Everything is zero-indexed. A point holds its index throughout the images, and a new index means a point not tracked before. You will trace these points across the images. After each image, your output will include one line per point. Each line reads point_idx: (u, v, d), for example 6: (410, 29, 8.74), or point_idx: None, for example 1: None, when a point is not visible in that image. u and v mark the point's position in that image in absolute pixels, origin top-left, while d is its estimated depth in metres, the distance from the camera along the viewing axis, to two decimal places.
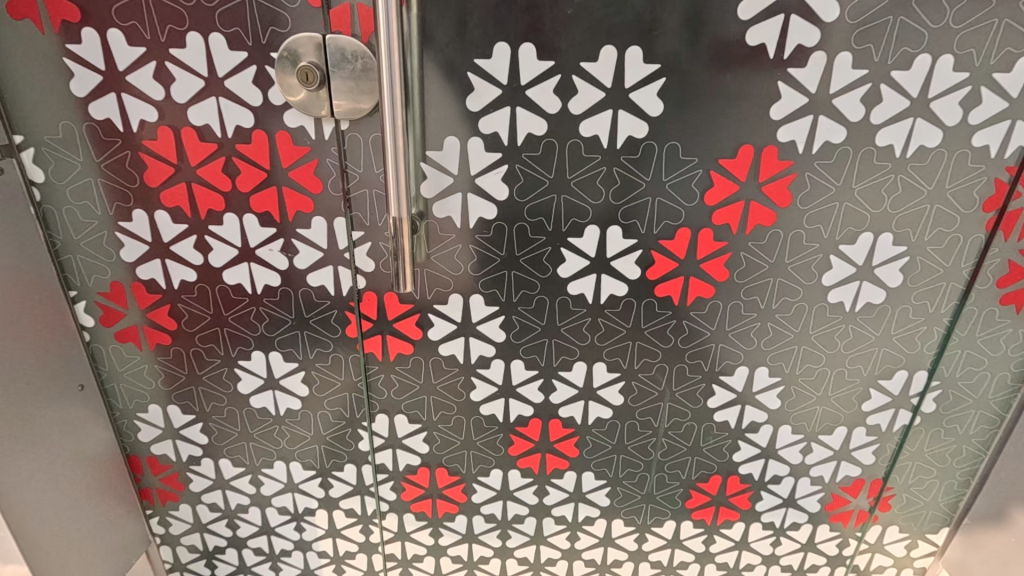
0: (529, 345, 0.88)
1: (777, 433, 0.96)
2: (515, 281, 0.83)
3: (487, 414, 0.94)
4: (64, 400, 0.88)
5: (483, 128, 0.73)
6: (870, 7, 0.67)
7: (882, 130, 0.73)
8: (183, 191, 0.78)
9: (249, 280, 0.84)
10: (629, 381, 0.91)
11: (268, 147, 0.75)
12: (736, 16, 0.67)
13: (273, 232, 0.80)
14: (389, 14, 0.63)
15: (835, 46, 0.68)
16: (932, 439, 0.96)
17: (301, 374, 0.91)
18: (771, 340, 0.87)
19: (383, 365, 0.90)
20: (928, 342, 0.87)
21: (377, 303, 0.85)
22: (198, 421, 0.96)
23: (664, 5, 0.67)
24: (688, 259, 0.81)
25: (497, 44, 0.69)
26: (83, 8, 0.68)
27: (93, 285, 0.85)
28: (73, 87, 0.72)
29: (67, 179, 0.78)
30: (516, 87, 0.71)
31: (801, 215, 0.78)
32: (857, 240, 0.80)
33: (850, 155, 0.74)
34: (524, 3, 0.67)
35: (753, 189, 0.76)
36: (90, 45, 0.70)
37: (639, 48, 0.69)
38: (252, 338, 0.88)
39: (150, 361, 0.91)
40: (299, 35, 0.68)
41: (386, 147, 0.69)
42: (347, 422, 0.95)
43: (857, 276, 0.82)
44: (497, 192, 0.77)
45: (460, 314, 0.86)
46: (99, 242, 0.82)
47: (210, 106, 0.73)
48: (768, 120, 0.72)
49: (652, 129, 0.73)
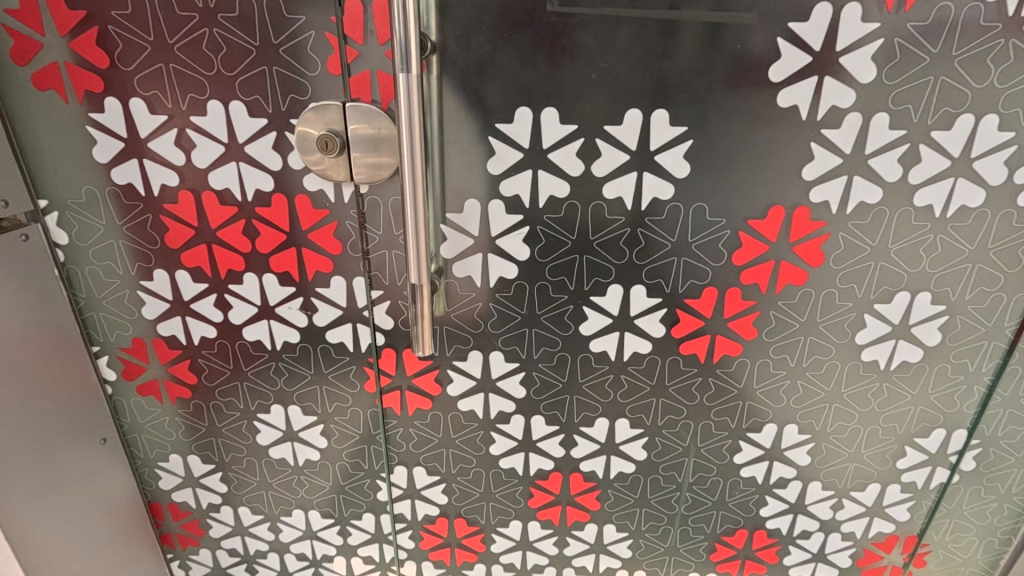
0: (549, 401, 0.86)
1: (806, 489, 0.92)
2: (536, 338, 0.82)
3: (507, 467, 0.92)
4: (86, 453, 0.89)
5: (504, 190, 0.73)
6: (908, 68, 0.64)
7: (921, 190, 0.70)
8: (203, 251, 0.78)
9: (268, 336, 0.83)
10: (652, 436, 0.88)
11: (287, 209, 0.74)
12: (766, 78, 0.65)
13: (292, 291, 0.80)
14: (409, 84, 0.62)
15: (871, 106, 0.66)
16: (971, 496, 0.92)
17: (319, 426, 0.90)
18: (801, 398, 0.84)
19: (402, 419, 0.89)
20: (968, 400, 0.83)
21: (396, 360, 0.84)
22: (218, 470, 0.96)
23: (691, 68, 0.65)
24: (715, 318, 0.79)
25: (519, 108, 0.68)
26: (106, 78, 0.68)
27: (115, 341, 0.85)
28: (96, 154, 0.73)
29: (90, 240, 0.78)
30: (538, 150, 0.70)
31: (834, 275, 0.75)
32: (894, 300, 0.77)
33: (887, 215, 0.71)
34: (546, 68, 0.66)
35: (784, 249, 0.74)
36: (113, 113, 0.70)
37: (664, 111, 0.67)
38: (271, 392, 0.88)
39: (171, 413, 0.91)
40: (320, 103, 0.67)
41: (406, 213, 0.68)
42: (365, 473, 0.94)
43: (893, 335, 0.79)
44: (518, 252, 0.76)
45: (480, 370, 0.84)
46: (121, 300, 0.82)
47: (230, 170, 0.72)
48: (799, 181, 0.70)
49: (678, 190, 0.71)
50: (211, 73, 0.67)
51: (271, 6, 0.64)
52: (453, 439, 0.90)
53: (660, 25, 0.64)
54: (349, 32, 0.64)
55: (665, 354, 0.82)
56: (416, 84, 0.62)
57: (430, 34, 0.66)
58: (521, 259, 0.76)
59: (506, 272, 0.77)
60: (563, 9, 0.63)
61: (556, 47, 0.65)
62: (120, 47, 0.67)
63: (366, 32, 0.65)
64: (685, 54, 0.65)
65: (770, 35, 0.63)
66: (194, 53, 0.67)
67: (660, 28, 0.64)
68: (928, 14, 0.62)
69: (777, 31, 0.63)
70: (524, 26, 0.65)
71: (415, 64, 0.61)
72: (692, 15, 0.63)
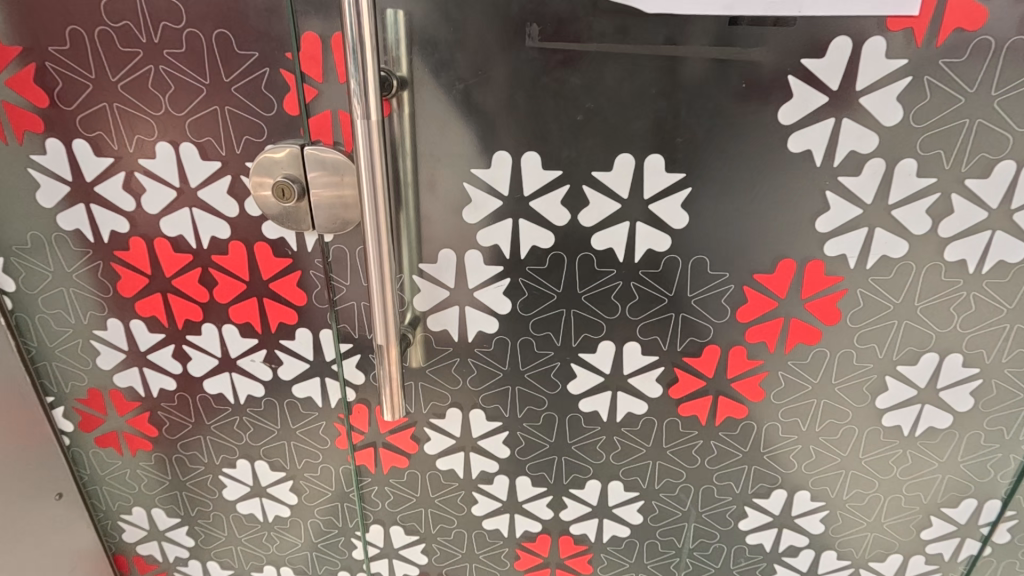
0: (535, 462, 0.79)
1: (820, 558, 0.84)
2: (520, 397, 0.74)
3: (491, 528, 0.85)
4: (40, 508, 0.83)
5: (482, 240, 0.66)
6: (940, 110, 0.56)
7: (952, 244, 0.61)
8: (158, 301, 0.72)
9: (231, 389, 0.77)
10: (649, 500, 0.81)
11: (246, 258, 0.68)
12: (775, 120, 0.57)
13: (254, 343, 0.74)
14: (369, 131, 0.56)
15: (897, 152, 0.58)
16: (1004, 569, 0.83)
17: (288, 482, 0.84)
18: (814, 464, 0.76)
19: (377, 477, 0.82)
20: (1003, 470, 0.74)
21: (368, 417, 0.77)
22: (183, 524, 0.90)
23: (690, 109, 0.58)
24: (718, 377, 0.71)
25: (497, 152, 0.61)
26: (47, 118, 0.63)
27: (70, 391, 0.80)
28: (40, 198, 0.67)
29: (38, 287, 0.73)
30: (519, 198, 0.63)
31: (852, 334, 0.67)
32: (920, 361, 0.68)
33: (913, 271, 0.63)
34: (526, 108, 0.59)
35: (795, 306, 0.66)
36: (55, 155, 0.65)
37: (660, 156, 0.60)
38: (236, 446, 0.82)
39: (132, 466, 0.85)
40: (275, 146, 0.61)
41: (370, 266, 0.61)
42: (339, 531, 0.88)
43: (918, 399, 0.70)
44: (498, 305, 0.69)
45: (460, 428, 0.77)
46: (73, 350, 0.76)
47: (183, 217, 0.66)
48: (813, 233, 0.62)
49: (675, 242, 0.63)
50: (159, 113, 0.61)
51: (220, 40, 0.58)
52: (433, 498, 0.83)
53: (654, 61, 0.56)
54: (307, 69, 0.58)
55: (662, 415, 0.74)
56: (376, 132, 0.56)
57: (399, 71, 0.59)
58: (501, 312, 0.69)
59: (485, 326, 0.70)
60: (544, 44, 0.56)
61: (537, 85, 0.58)
62: (59, 85, 0.61)
63: (326, 70, 0.58)
64: (683, 94, 0.57)
65: (780, 73, 0.56)
66: (139, 92, 0.61)
67: (654, 65, 0.56)
68: (964, 49, 0.54)
69: (788, 67, 0.56)
70: (501, 63, 0.58)
71: (375, 109, 0.55)
72: (690, 50, 0.56)
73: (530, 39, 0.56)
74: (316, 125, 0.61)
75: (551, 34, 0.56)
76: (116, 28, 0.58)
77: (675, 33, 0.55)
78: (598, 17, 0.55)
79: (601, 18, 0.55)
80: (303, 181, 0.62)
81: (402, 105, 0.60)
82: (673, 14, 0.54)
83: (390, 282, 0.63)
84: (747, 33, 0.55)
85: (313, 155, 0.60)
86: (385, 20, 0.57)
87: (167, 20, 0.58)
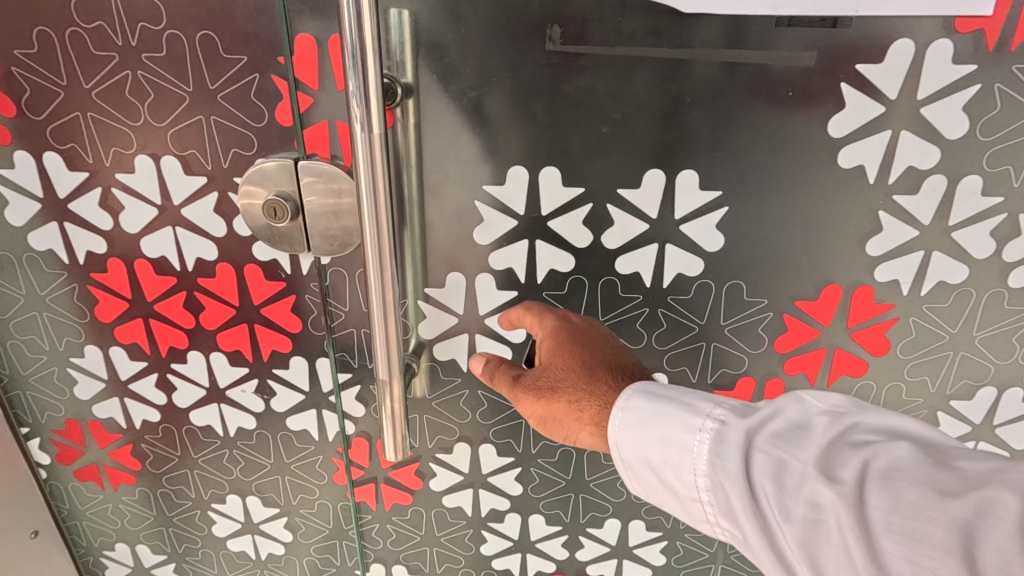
0: (550, 499, 0.73)
1: None
2: (534, 431, 0.68)
3: (501, 569, 0.79)
4: (14, 547, 0.77)
5: (495, 263, 0.60)
6: (1011, 121, 0.50)
7: (1018, 270, 0.55)
8: (140, 327, 0.66)
9: (220, 421, 0.71)
10: (673, 540, 0.74)
11: (235, 281, 0.62)
12: (824, 133, 0.51)
13: (245, 372, 0.67)
14: (371, 146, 0.50)
15: (959, 168, 0.52)
16: None
17: (283, 519, 0.78)
18: None
19: (378, 514, 0.76)
20: None
21: (368, 451, 0.71)
22: (170, 562, 0.84)
23: (729, 120, 0.52)
24: None
25: (512, 167, 0.55)
26: (15, 129, 0.57)
27: (46, 422, 0.73)
28: (9, 216, 0.61)
29: (9, 311, 0.66)
30: (535, 217, 0.57)
31: (901, 366, 0.61)
32: (976, 396, 0.62)
33: (973, 299, 0.57)
34: (546, 118, 0.53)
35: (839, 335, 0.60)
36: (25, 170, 0.59)
37: (694, 172, 0.54)
38: (225, 481, 0.76)
39: (114, 500, 0.79)
40: (266, 160, 0.55)
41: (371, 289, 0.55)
42: (337, 570, 0.82)
43: (973, 436, 0.64)
44: (512, 333, 0.63)
45: (468, 464, 0.71)
46: (49, 379, 0.70)
47: (166, 236, 0.60)
48: (862, 256, 0.56)
49: (709, 265, 0.57)
50: (138, 123, 0.56)
51: (203, 43, 0.52)
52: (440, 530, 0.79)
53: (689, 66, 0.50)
54: (300, 74, 0.52)
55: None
56: (378, 147, 0.50)
57: (403, 78, 0.53)
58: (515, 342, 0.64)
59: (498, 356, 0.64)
60: (566, 47, 0.50)
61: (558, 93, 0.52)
62: (27, 93, 0.55)
63: (323, 77, 0.52)
64: (721, 103, 0.51)
65: (831, 79, 0.50)
66: (116, 101, 0.55)
67: (689, 71, 0.50)
68: None
69: (841, 74, 0.49)
70: (517, 68, 0.52)
71: (377, 123, 0.49)
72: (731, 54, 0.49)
73: (550, 42, 0.50)
74: (312, 138, 0.55)
75: (575, 36, 0.50)
76: (88, 29, 0.52)
77: (715, 35, 0.49)
78: (627, 18, 0.49)
79: (631, 18, 0.49)
80: (298, 199, 0.56)
81: (406, 116, 0.54)
82: (713, 14, 0.48)
83: (393, 307, 0.57)
84: (796, 35, 0.48)
85: (309, 171, 0.54)
86: (387, 21, 0.51)
87: (145, 20, 0.52)
